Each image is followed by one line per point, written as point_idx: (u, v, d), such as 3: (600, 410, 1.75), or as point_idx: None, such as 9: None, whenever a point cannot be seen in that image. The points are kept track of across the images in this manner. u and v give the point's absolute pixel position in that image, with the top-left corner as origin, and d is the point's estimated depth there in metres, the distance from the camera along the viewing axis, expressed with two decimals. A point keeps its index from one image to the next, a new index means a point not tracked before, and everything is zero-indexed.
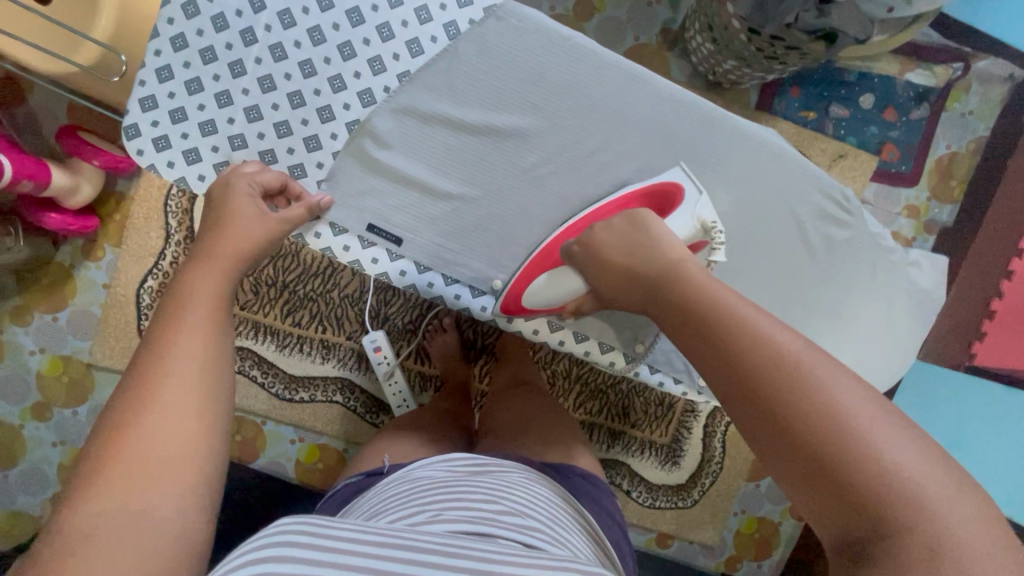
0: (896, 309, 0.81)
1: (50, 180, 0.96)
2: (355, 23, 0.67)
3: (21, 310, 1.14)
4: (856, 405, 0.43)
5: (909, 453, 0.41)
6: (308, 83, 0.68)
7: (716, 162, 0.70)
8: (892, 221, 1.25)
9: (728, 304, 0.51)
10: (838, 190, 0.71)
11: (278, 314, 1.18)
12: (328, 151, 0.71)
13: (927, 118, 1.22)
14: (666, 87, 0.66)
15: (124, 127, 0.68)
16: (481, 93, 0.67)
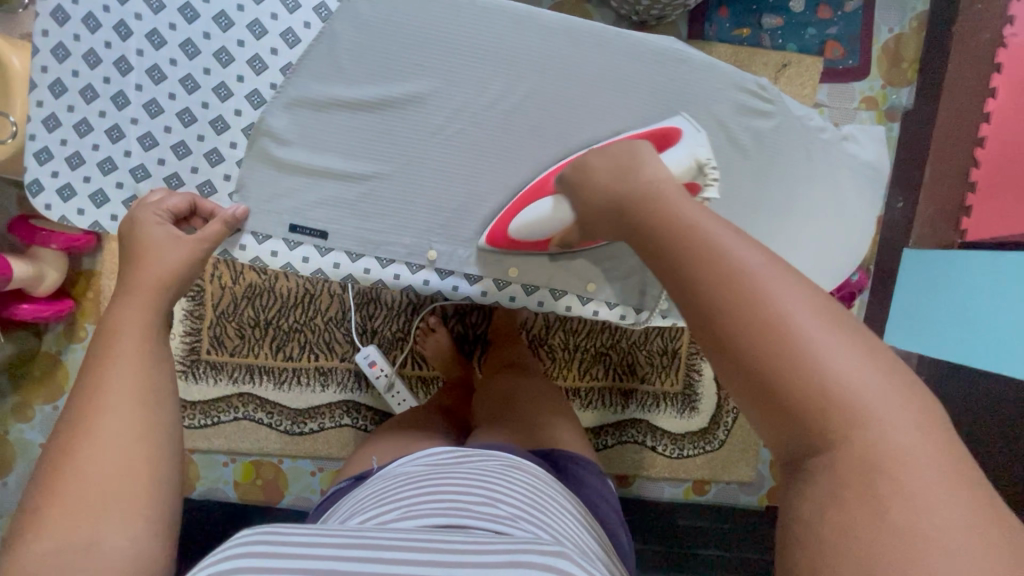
0: (844, 190, 0.79)
1: (12, 273, 0.96)
2: (225, 28, 0.67)
3: (21, 407, 1.15)
4: (808, 316, 0.38)
5: (856, 364, 0.36)
6: (194, 99, 0.68)
7: (622, 83, 0.69)
8: (853, 118, 1.23)
9: (694, 219, 0.45)
10: (754, 81, 0.71)
11: (268, 351, 1.18)
12: (232, 161, 0.70)
13: (863, 6, 1.20)
14: (550, 18, 0.66)
15: (26, 184, 0.67)
16: (370, 67, 0.67)
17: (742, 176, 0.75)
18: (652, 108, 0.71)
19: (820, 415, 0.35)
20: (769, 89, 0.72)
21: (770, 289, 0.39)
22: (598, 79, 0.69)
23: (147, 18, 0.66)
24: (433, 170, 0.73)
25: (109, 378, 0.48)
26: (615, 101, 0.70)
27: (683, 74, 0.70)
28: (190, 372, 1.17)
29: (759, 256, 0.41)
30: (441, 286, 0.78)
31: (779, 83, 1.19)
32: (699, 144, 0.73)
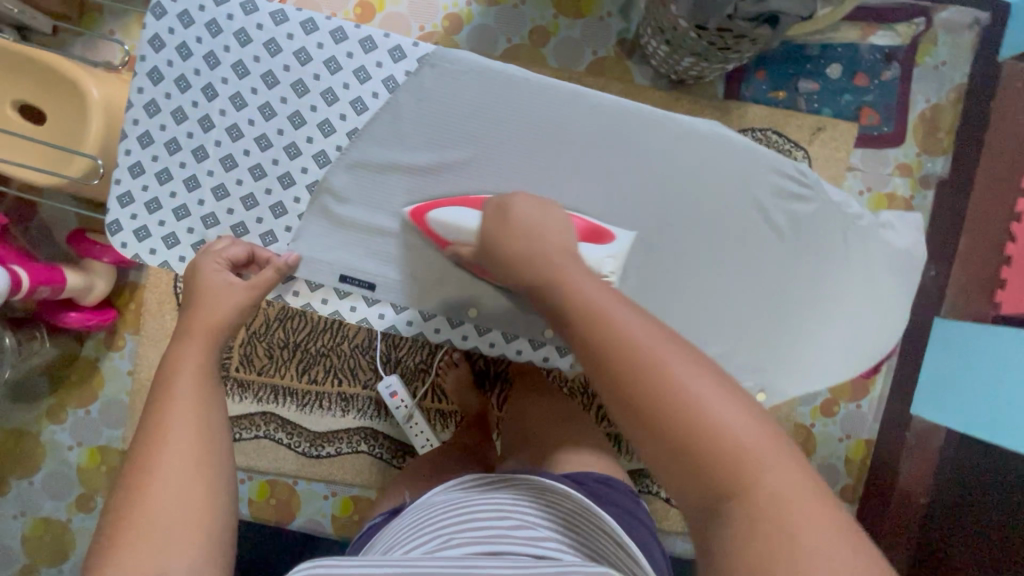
0: (875, 278, 0.78)
1: (65, 282, 1.02)
2: (301, 94, 0.72)
3: (55, 409, 1.20)
4: (688, 375, 0.45)
5: (728, 411, 0.43)
6: (266, 156, 0.73)
7: (667, 162, 0.72)
8: (886, 184, 1.24)
9: (593, 296, 0.53)
10: (793, 166, 0.73)
11: (295, 374, 1.21)
12: (294, 214, 0.74)
13: (900, 76, 1.21)
14: (602, 99, 0.71)
15: (107, 224, 0.72)
16: (426, 133, 0.72)
17: (774, 255, 0.76)
18: (687, 183, 0.73)
19: (730, 464, 0.41)
20: (809, 176, 0.74)
21: (665, 354, 0.46)
22: (637, 154, 0.72)
23: (232, 83, 0.71)
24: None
25: (170, 415, 0.51)
26: (651, 173, 0.73)
27: (725, 156, 0.72)
28: None
29: (647, 329, 0.48)
30: (478, 342, 0.79)
31: (812, 146, 1.21)
32: (734, 223, 0.74)
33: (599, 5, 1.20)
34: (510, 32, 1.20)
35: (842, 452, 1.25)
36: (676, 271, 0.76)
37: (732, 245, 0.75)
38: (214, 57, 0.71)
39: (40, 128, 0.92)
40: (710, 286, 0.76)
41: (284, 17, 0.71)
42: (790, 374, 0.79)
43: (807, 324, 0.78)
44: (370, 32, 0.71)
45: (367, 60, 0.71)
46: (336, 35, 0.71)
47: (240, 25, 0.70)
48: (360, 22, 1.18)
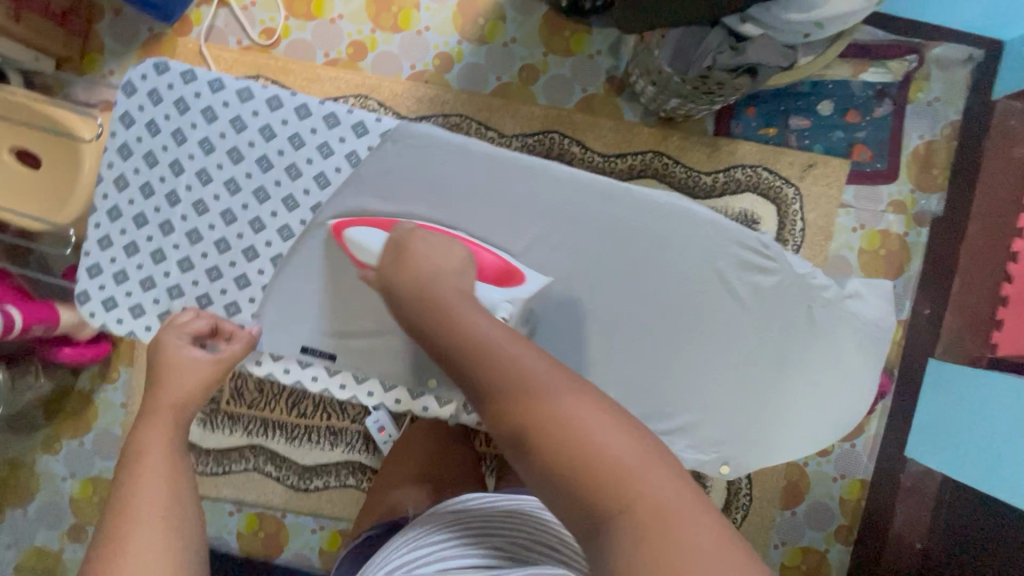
0: (843, 344, 0.77)
1: (59, 319, 1.03)
2: (265, 170, 0.71)
3: (50, 440, 1.22)
4: (584, 411, 0.45)
5: (622, 444, 0.44)
6: (231, 230, 0.73)
7: (633, 234, 0.72)
8: (880, 220, 1.23)
9: (486, 333, 0.51)
10: (758, 239, 0.71)
11: (284, 408, 1.22)
12: (258, 285, 0.75)
13: (892, 113, 1.20)
14: (560, 172, 0.70)
15: (76, 293, 0.73)
16: (393, 199, 0.73)
17: (742, 323, 0.74)
18: (650, 253, 0.72)
19: (626, 497, 0.41)
20: (774, 249, 0.72)
21: (559, 391, 0.46)
22: (598, 224, 0.72)
23: (198, 159, 0.71)
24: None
25: (139, 492, 0.52)
26: (618, 241, 0.72)
27: (686, 230, 0.71)
28: (209, 421, 1.22)
29: (542, 365, 0.48)
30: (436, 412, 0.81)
31: (803, 183, 1.20)
32: (699, 292, 0.74)
33: (589, 43, 1.21)
34: (500, 70, 1.21)
35: (836, 492, 1.24)
36: (635, 339, 0.76)
37: (695, 312, 0.75)
38: (181, 134, 0.71)
39: (31, 172, 0.94)
40: (675, 349, 0.75)
41: (249, 93, 0.70)
42: (754, 437, 0.79)
43: (766, 390, 0.78)
44: (334, 108, 0.70)
45: (331, 137, 0.70)
46: (300, 112, 0.70)
47: (206, 102, 0.70)
48: (352, 60, 1.20)
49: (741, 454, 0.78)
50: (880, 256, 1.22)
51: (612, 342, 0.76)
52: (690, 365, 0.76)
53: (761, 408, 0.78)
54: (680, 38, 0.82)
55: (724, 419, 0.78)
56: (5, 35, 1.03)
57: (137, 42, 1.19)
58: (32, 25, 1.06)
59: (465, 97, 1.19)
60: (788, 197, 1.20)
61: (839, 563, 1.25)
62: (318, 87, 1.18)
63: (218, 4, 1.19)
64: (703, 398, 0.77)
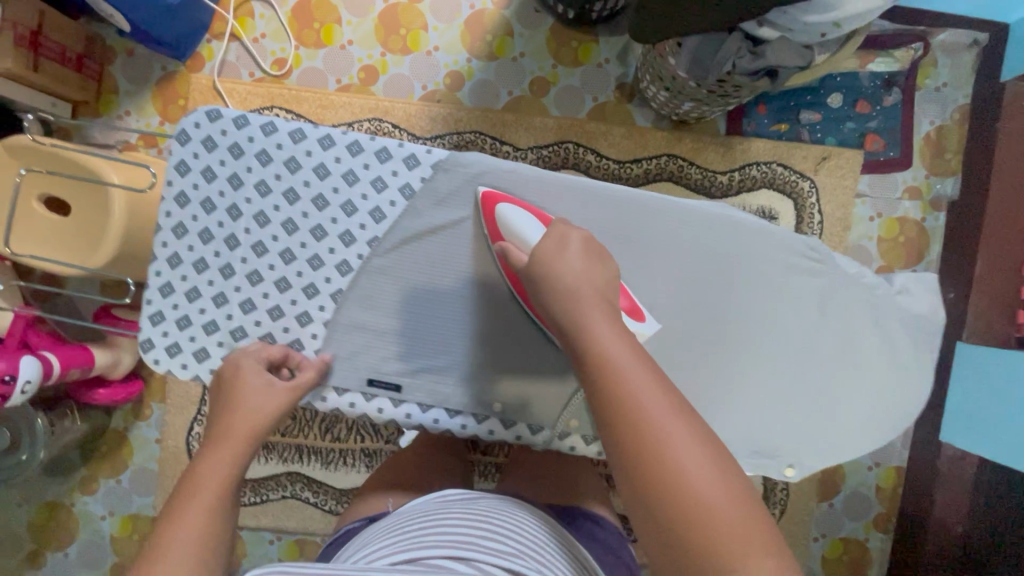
0: (901, 346, 0.74)
1: (94, 361, 1.04)
2: (321, 207, 0.73)
3: (86, 480, 1.22)
4: (689, 455, 0.48)
5: (721, 496, 0.47)
6: (290, 268, 0.73)
7: (676, 246, 0.71)
8: (896, 207, 1.24)
9: (612, 355, 0.54)
10: (805, 244, 0.71)
11: (318, 433, 1.22)
12: (320, 321, 0.73)
13: (902, 101, 1.21)
14: (603, 187, 0.71)
15: (139, 342, 0.73)
16: (430, 223, 0.74)
17: (793, 328, 0.72)
18: (693, 260, 0.72)
19: (711, 541, 0.45)
20: (818, 249, 0.72)
21: (675, 428, 0.49)
22: (638, 236, 0.71)
23: (256, 202, 0.72)
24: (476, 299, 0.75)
25: (180, 529, 0.54)
26: (663, 255, 0.71)
27: (731, 234, 0.71)
28: None
29: (663, 400, 0.51)
30: (505, 435, 0.75)
31: (818, 175, 1.21)
32: (746, 297, 0.72)
33: (597, 52, 1.22)
34: (511, 84, 1.22)
35: (872, 481, 1.24)
36: (689, 344, 0.71)
37: (744, 317, 0.72)
38: (238, 178, 0.72)
39: (65, 218, 0.95)
40: (730, 360, 0.72)
41: (302, 135, 0.72)
42: (818, 440, 0.74)
43: (827, 391, 0.73)
44: (386, 143, 0.73)
45: (383, 171, 0.72)
46: (353, 149, 0.73)
47: (262, 147, 0.72)
48: (364, 85, 1.21)
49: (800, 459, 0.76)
50: (899, 243, 1.23)
51: (665, 350, 0.71)
52: (743, 373, 0.72)
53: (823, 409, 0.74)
54: (698, 45, 0.84)
55: (787, 425, 0.73)
56: (26, 84, 1.05)
57: (152, 81, 1.21)
58: (51, 72, 1.07)
59: (477, 113, 1.20)
60: (804, 191, 1.21)
61: (879, 551, 1.25)
62: (332, 113, 1.19)
63: (229, 38, 1.20)
64: (766, 402, 0.73)
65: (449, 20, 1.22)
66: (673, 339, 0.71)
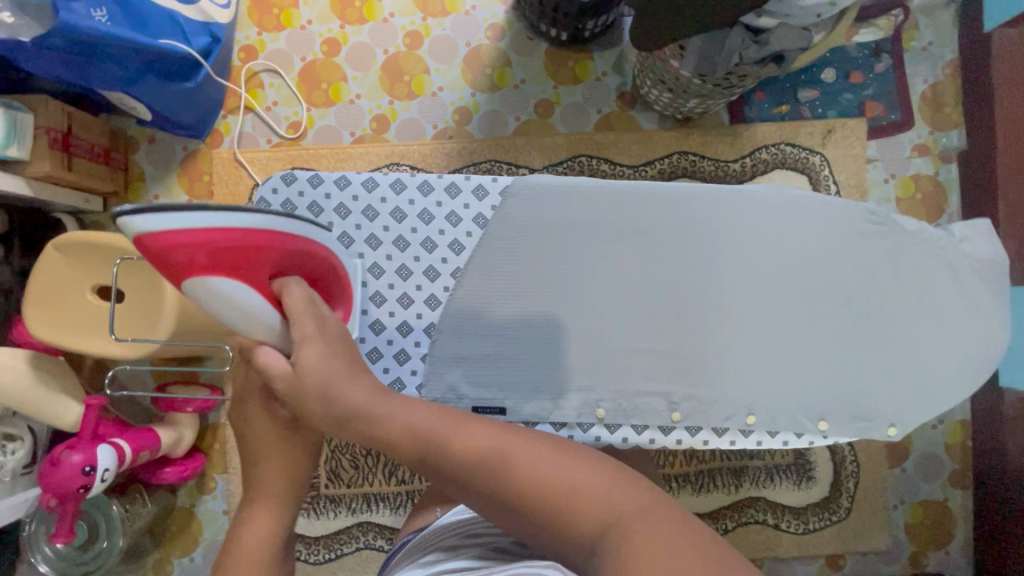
0: (970, 291, 0.73)
1: (160, 441, 1.05)
2: (404, 248, 0.74)
3: (161, 563, 1.21)
4: (525, 456, 0.47)
5: (570, 470, 0.45)
6: (382, 310, 0.74)
7: (740, 230, 0.72)
8: (908, 166, 1.27)
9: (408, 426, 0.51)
10: (862, 208, 0.73)
11: (382, 478, 1.23)
12: (418, 357, 0.73)
13: (893, 66, 1.26)
14: (664, 189, 0.72)
15: None
16: (490, 247, 0.73)
17: (865, 291, 0.73)
18: (764, 240, 0.72)
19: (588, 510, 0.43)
20: (879, 212, 0.73)
21: (499, 443, 0.48)
22: (706, 229, 0.73)
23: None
24: (543, 314, 0.72)
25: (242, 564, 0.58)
26: (721, 240, 0.72)
27: (797, 212, 0.73)
28: (312, 508, 1.23)
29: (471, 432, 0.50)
30: (612, 440, 0.71)
31: (826, 149, 1.25)
32: (823, 268, 0.73)
33: (593, 67, 1.26)
34: (516, 110, 1.26)
35: (939, 439, 1.25)
36: (760, 322, 0.72)
37: (822, 287, 0.72)
38: None
39: (120, 306, 0.98)
40: (805, 334, 0.72)
41: (374, 184, 0.74)
42: (909, 398, 0.72)
43: (906, 347, 0.72)
44: (453, 179, 0.75)
45: (456, 205, 0.74)
46: (424, 189, 0.74)
47: (338, 201, 0.74)
48: (377, 133, 1.26)
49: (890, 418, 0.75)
50: (918, 200, 1.26)
51: (736, 334, 0.72)
52: (821, 344, 0.72)
53: (910, 366, 0.72)
54: (702, 45, 0.87)
55: (876, 388, 0.72)
56: (62, 186, 1.09)
57: (175, 163, 1.25)
58: (83, 170, 1.12)
59: (490, 143, 1.24)
60: (816, 165, 1.25)
61: (960, 508, 1.24)
62: (351, 164, 1.23)
63: (243, 111, 1.26)
64: (854, 363, 0.72)
65: (448, 60, 1.26)
66: (745, 320, 0.72)
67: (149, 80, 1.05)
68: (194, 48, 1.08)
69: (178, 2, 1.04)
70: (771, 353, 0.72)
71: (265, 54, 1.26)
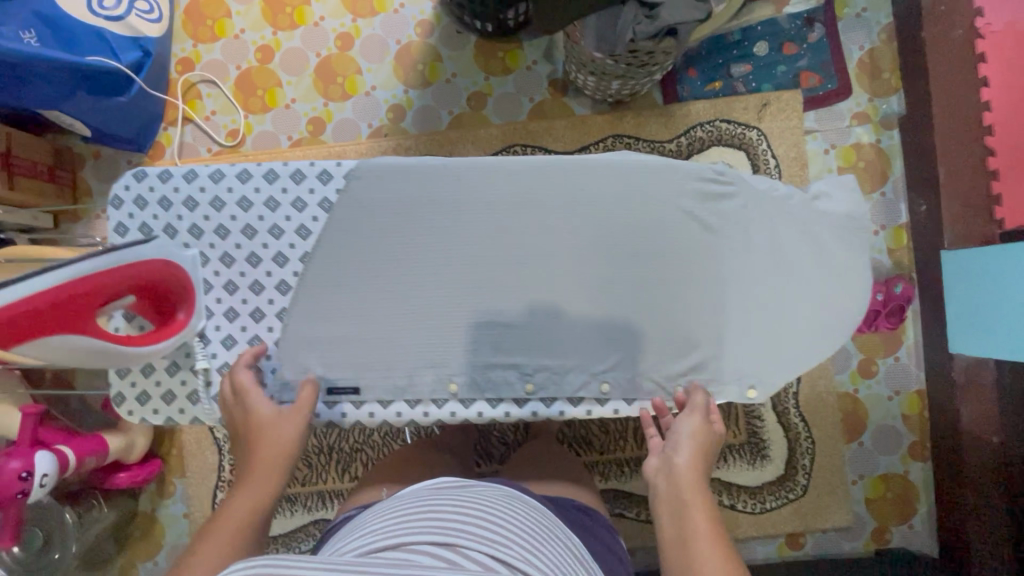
0: (832, 245, 0.76)
1: (108, 447, 1.08)
2: (252, 237, 0.76)
3: (125, 569, 1.23)
4: (703, 526, 0.61)
5: (716, 565, 0.57)
6: (235, 298, 0.77)
7: (612, 198, 0.74)
8: (849, 136, 1.25)
9: (685, 468, 0.67)
10: (710, 168, 0.75)
11: (336, 475, 1.24)
12: (270, 342, 0.77)
13: (827, 34, 1.24)
14: (538, 164, 0.75)
15: (111, 397, 0.78)
16: (377, 232, 0.75)
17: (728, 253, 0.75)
18: (631, 208, 0.74)
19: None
20: (726, 171, 0.75)
21: (697, 505, 0.63)
22: (572, 199, 0.75)
23: (191, 245, 0.77)
24: (434, 293, 0.75)
25: (220, 528, 0.63)
26: (596, 210, 0.74)
27: (648, 176, 0.74)
28: None
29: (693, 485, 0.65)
30: (467, 415, 0.74)
31: (763, 122, 1.23)
32: (674, 231, 0.75)
33: (524, 56, 1.27)
34: (449, 104, 1.27)
35: (896, 411, 1.22)
36: (640, 287, 0.74)
37: (682, 250, 0.75)
38: (171, 227, 0.77)
39: None
40: (684, 295, 0.74)
41: (220, 175, 0.76)
42: (775, 357, 0.75)
43: (773, 306, 0.75)
44: (298, 165, 0.76)
45: (301, 190, 0.75)
46: (269, 177, 0.76)
47: (186, 194, 0.76)
48: (314, 136, 1.28)
49: (770, 375, 0.75)
50: (860, 169, 1.25)
51: (619, 301, 0.74)
52: (701, 307, 0.75)
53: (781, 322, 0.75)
54: (598, 22, 0.87)
55: (747, 346, 0.75)
56: (6, 203, 1.13)
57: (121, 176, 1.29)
58: (26, 187, 1.15)
59: (424, 137, 1.26)
60: (753, 140, 1.23)
61: (922, 481, 1.22)
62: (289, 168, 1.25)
63: (182, 122, 1.28)
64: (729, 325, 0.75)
65: (380, 59, 1.28)
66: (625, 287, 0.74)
67: (80, 96, 1.07)
68: (124, 63, 1.10)
69: (104, 18, 1.08)
70: (654, 318, 0.74)
71: (201, 65, 1.28)
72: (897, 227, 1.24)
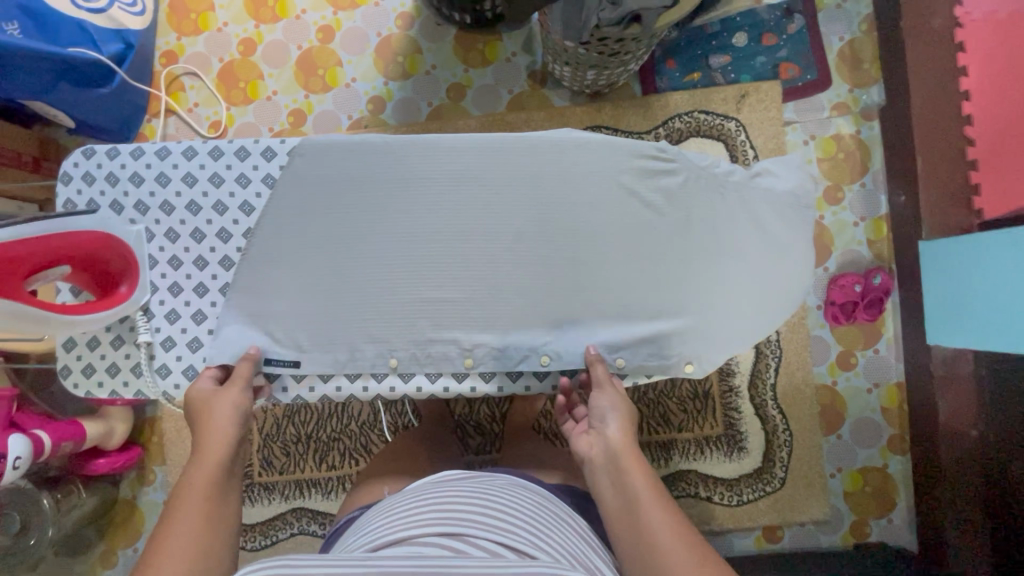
0: (778, 222, 0.81)
1: (85, 432, 1.09)
2: (196, 213, 0.80)
3: (105, 555, 1.25)
4: (643, 487, 0.64)
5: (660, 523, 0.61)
6: (180, 273, 0.81)
7: (568, 180, 0.76)
8: (828, 126, 1.24)
9: (618, 439, 0.69)
10: (651, 146, 0.77)
11: (313, 464, 1.25)
12: (213, 316, 0.80)
13: (806, 25, 1.23)
14: (498, 145, 0.76)
15: (59, 369, 0.81)
16: (339, 212, 0.76)
17: (674, 231, 0.78)
18: (581, 188, 0.76)
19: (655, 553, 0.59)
20: (667, 149, 0.77)
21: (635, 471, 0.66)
22: (529, 179, 0.76)
23: (138, 221, 0.81)
24: (395, 273, 0.76)
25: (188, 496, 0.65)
26: (553, 190, 0.76)
27: (594, 156, 0.76)
28: (248, 495, 1.25)
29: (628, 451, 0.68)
30: (406, 389, 0.78)
31: (741, 113, 1.23)
32: (614, 210, 0.76)
33: (503, 48, 1.28)
34: (428, 96, 1.28)
35: (875, 404, 1.22)
36: (594, 266, 0.76)
37: (629, 229, 0.77)
38: (119, 204, 0.81)
39: None
40: (638, 272, 0.77)
41: (168, 152, 0.80)
42: (713, 338, 0.79)
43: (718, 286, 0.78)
44: (243, 143, 0.79)
45: (244, 166, 0.79)
46: (214, 154, 0.80)
47: (133, 169, 0.80)
48: (295, 127, 1.29)
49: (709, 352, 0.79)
50: (840, 160, 1.24)
51: (577, 278, 0.76)
52: (655, 286, 0.77)
53: (730, 300, 0.79)
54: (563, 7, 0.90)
55: (697, 323, 0.78)
56: None
57: None
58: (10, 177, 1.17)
59: (404, 128, 1.26)
60: (731, 131, 1.23)
61: (902, 476, 1.21)
62: None
63: (165, 114, 1.30)
64: (669, 302, 0.77)
65: (360, 52, 1.29)
66: (581, 266, 0.76)
67: (62, 88, 1.08)
68: (105, 54, 1.12)
69: (87, 11, 1.09)
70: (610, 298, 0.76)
71: (184, 58, 1.30)
72: (877, 218, 1.23)
